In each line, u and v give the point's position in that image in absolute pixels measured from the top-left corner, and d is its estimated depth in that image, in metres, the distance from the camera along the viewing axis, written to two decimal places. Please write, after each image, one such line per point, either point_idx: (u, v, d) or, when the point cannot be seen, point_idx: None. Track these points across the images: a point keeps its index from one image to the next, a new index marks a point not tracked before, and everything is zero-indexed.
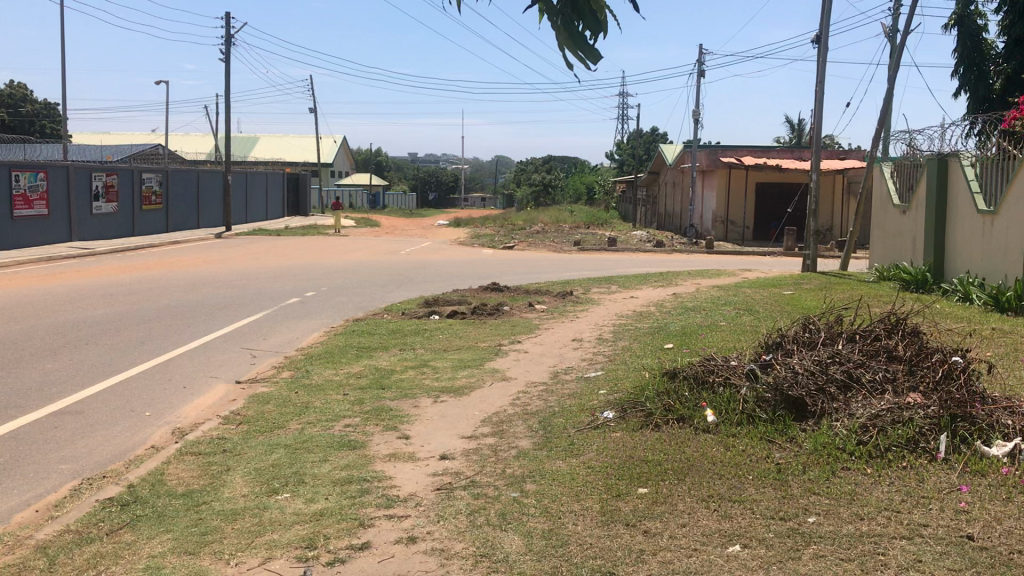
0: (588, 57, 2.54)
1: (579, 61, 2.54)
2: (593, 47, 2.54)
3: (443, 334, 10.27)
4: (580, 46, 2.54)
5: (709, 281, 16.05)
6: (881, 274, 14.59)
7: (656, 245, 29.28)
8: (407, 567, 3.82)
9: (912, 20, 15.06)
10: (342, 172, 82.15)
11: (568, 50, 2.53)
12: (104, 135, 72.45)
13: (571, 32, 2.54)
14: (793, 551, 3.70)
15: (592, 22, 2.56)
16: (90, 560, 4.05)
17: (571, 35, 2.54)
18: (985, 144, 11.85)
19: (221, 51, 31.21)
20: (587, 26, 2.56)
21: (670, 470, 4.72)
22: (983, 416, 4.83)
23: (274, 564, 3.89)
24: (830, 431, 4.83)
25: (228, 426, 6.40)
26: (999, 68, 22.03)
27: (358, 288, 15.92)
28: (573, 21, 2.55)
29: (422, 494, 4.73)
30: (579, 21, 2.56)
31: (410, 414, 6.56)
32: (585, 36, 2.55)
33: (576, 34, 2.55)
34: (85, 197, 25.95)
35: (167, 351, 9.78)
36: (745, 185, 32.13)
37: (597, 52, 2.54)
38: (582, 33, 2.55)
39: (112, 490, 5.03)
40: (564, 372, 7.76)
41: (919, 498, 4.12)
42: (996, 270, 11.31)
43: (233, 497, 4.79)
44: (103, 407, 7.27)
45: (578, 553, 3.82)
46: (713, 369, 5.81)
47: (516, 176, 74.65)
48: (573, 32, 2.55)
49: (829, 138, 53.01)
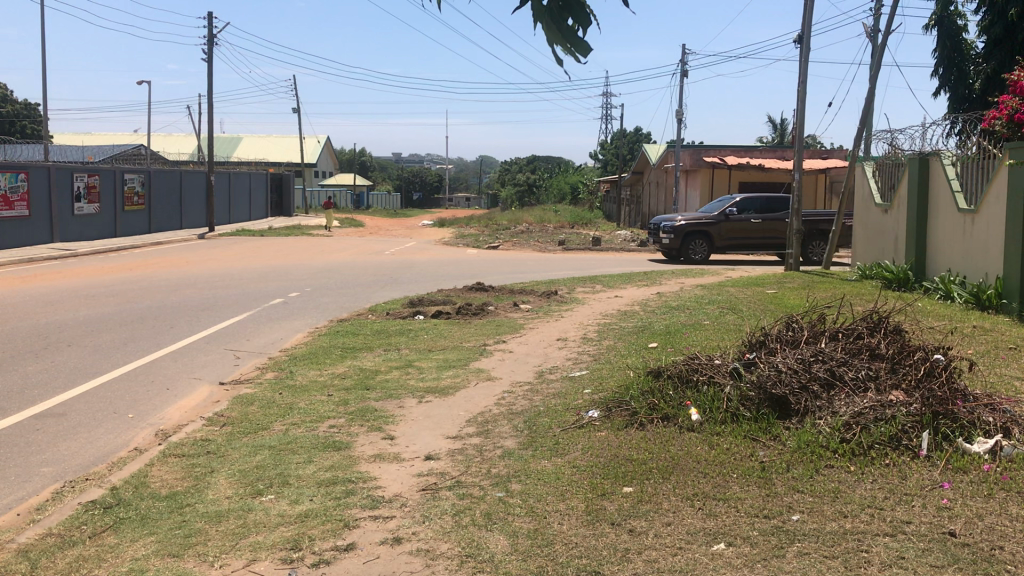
0: (579, 51, 2.52)
1: (571, 56, 2.52)
2: (583, 40, 2.53)
3: (428, 334, 10.25)
4: (570, 43, 2.53)
5: (694, 281, 15.88)
6: (863, 272, 14.54)
7: (640, 245, 29.22)
8: (392, 567, 3.82)
9: (893, 19, 15.03)
10: (326, 172, 81.79)
11: (559, 46, 2.52)
12: (84, 134, 71.60)
13: (561, 28, 2.53)
14: (778, 548, 3.71)
15: (580, 17, 2.54)
16: (73, 563, 4.01)
17: (562, 31, 2.53)
18: (964, 142, 11.83)
19: (205, 52, 31.25)
20: (577, 21, 2.54)
21: (655, 469, 4.72)
22: (964, 413, 4.84)
23: (258, 566, 3.88)
24: (813, 429, 4.85)
25: (211, 427, 6.37)
26: (978, 68, 21.61)
27: (343, 288, 15.87)
28: (562, 16, 2.54)
29: (407, 494, 4.72)
30: (571, 17, 2.54)
31: (394, 414, 6.54)
32: (576, 32, 2.53)
33: (566, 31, 2.54)
34: (66, 197, 25.72)
35: (151, 352, 9.74)
36: (730, 184, 31.67)
37: (586, 44, 2.53)
38: (572, 29, 2.53)
39: (95, 492, 5.00)
40: (547, 373, 7.75)
41: (901, 495, 4.15)
42: (977, 268, 11.36)
43: (217, 499, 4.76)
44: (86, 408, 7.23)
45: (564, 553, 3.82)
46: (698, 368, 5.81)
47: (500, 177, 74.47)
48: (563, 28, 2.53)
49: (812, 138, 53.41)
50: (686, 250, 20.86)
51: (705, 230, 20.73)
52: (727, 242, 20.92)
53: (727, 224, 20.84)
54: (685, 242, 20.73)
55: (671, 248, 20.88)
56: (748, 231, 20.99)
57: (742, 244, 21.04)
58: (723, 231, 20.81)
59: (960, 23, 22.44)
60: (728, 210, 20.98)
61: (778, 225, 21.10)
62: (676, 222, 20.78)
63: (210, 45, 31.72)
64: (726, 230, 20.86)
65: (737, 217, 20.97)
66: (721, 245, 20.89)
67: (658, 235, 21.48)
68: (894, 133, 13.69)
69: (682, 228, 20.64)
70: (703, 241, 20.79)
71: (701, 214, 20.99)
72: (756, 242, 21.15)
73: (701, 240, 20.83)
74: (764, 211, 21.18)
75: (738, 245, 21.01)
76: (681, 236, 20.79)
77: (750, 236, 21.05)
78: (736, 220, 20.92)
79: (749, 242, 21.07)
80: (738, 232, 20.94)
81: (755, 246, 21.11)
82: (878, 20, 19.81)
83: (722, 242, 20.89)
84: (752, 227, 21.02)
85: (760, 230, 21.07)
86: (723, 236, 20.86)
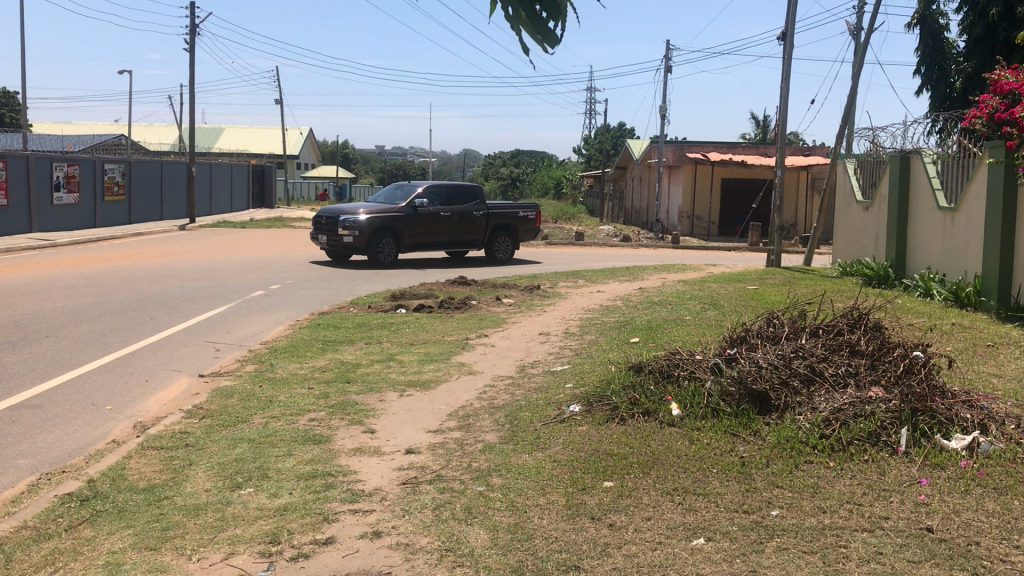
0: (546, 40, 2.48)
1: (537, 43, 2.48)
2: (551, 31, 2.49)
3: (410, 328, 10.21)
4: (537, 29, 2.48)
5: (676, 277, 15.91)
6: (844, 270, 14.64)
7: (622, 238, 29.06)
8: (371, 562, 3.80)
9: (875, 18, 15.13)
10: (308, 165, 81.54)
11: (526, 31, 2.48)
12: (62, 125, 70.68)
13: (532, 15, 2.49)
14: (757, 543, 3.73)
15: (552, 9, 2.51)
16: (47, 557, 3.98)
17: (527, 15, 2.48)
18: (945, 141, 11.93)
19: (186, 43, 31.08)
20: (545, 9, 2.50)
21: (636, 464, 4.73)
22: (942, 409, 4.87)
23: (237, 560, 3.85)
24: (793, 425, 4.88)
25: (191, 420, 6.32)
26: (959, 67, 21.65)
27: (327, 281, 15.79)
28: (532, 6, 2.49)
29: (387, 489, 4.70)
30: (541, 6, 2.50)
31: (375, 408, 6.51)
32: (546, 20, 2.50)
33: (537, 19, 2.49)
34: (44, 187, 25.43)
35: (129, 344, 9.65)
36: (711, 181, 31.80)
37: (556, 38, 2.48)
38: (540, 16, 2.49)
39: (71, 485, 4.96)
40: (529, 367, 7.73)
41: (880, 491, 4.17)
42: (957, 266, 11.42)
43: (196, 492, 4.72)
44: (62, 401, 7.14)
45: (543, 547, 3.82)
46: (679, 364, 5.83)
47: (482, 171, 74.01)
48: (531, 15, 2.49)
49: (794, 136, 53.53)
50: (370, 251, 17.31)
51: (392, 226, 17.41)
52: (414, 240, 17.85)
53: (416, 219, 17.77)
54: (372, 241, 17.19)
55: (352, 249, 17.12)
56: (439, 226, 18.10)
57: (429, 241, 18.05)
58: (411, 227, 17.67)
59: (942, 23, 22.49)
60: (415, 200, 17.79)
61: (468, 217, 18.48)
62: (359, 217, 17.07)
63: (192, 36, 31.44)
64: (414, 226, 17.76)
65: (426, 209, 17.92)
66: (409, 244, 17.76)
67: (328, 232, 17.44)
68: (876, 131, 13.80)
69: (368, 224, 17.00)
70: (390, 239, 17.42)
71: (384, 205, 17.54)
72: (445, 238, 18.28)
73: (388, 238, 17.40)
74: (452, 202, 18.41)
75: (427, 243, 18.02)
76: (367, 234, 17.20)
77: (439, 233, 18.14)
78: (425, 213, 17.87)
79: (439, 239, 18.16)
80: (426, 227, 17.93)
81: (442, 243, 18.25)
82: (861, 18, 19.83)
83: (409, 239, 17.74)
84: (440, 221, 18.10)
85: (449, 224, 18.25)
86: (411, 232, 17.72)
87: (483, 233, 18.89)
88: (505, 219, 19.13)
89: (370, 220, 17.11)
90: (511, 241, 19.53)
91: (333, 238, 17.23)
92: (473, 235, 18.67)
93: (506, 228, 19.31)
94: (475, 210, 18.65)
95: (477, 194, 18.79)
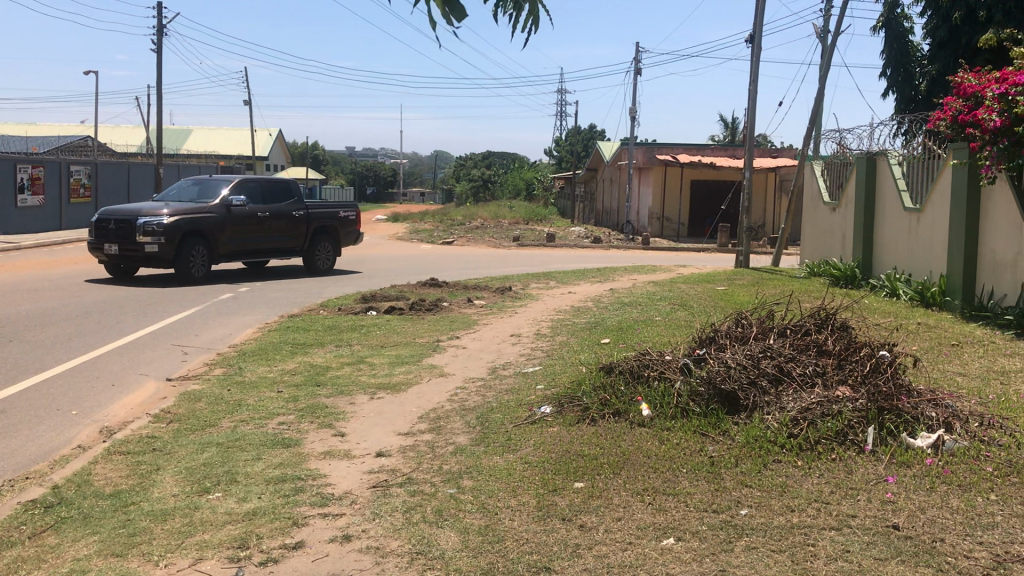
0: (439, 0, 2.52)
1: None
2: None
3: (381, 330, 10.19)
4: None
5: (646, 277, 15.99)
6: (813, 270, 14.77)
7: (594, 240, 29.16)
8: (341, 566, 3.78)
9: (841, 19, 15.27)
10: (278, 167, 80.94)
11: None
12: (25, 126, 69.61)
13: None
14: (726, 542, 3.75)
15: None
16: (11, 564, 3.92)
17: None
18: (909, 142, 12.04)
19: (153, 43, 30.73)
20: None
21: (606, 465, 4.74)
22: (908, 408, 4.94)
23: (205, 565, 3.82)
24: (762, 425, 4.92)
25: (159, 424, 6.26)
26: (923, 69, 21.85)
27: (298, 283, 15.68)
28: None
29: (357, 492, 4.67)
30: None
31: (346, 411, 6.48)
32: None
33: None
34: (7, 187, 25.01)
35: (94, 348, 9.51)
36: (681, 182, 31.93)
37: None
38: None
39: (35, 491, 4.88)
40: (500, 368, 7.74)
41: (847, 490, 4.21)
42: (922, 266, 11.57)
43: (163, 498, 4.67)
44: (26, 406, 7.02)
45: (514, 549, 3.82)
46: (649, 364, 5.86)
47: (453, 172, 73.80)
48: None
49: (763, 138, 53.88)
50: (179, 260, 14.86)
51: (202, 229, 15.02)
52: (229, 246, 15.63)
53: (230, 220, 15.55)
54: (181, 248, 14.78)
55: (159, 259, 14.56)
56: (255, 229, 16.02)
57: (244, 247, 15.93)
58: (226, 231, 15.44)
59: (907, 26, 22.71)
60: (227, 199, 15.55)
61: (289, 218, 16.65)
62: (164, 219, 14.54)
63: (159, 36, 31.08)
64: (227, 229, 15.51)
65: (240, 209, 15.72)
66: (222, 250, 15.51)
67: (121, 240, 14.63)
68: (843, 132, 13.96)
69: (178, 226, 14.55)
70: (202, 245, 15.09)
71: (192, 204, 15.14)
72: (261, 243, 16.20)
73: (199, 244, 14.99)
74: (267, 201, 16.42)
75: (242, 249, 15.88)
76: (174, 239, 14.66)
77: (255, 236, 16.03)
78: (239, 213, 15.69)
79: (255, 245, 16.09)
80: (241, 230, 15.76)
81: (260, 249, 16.21)
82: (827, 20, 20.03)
83: (223, 246, 15.46)
84: (258, 223, 16.09)
85: (267, 227, 16.26)
86: (225, 238, 15.47)
87: (305, 238, 17.08)
88: (326, 221, 17.51)
89: (177, 223, 14.63)
90: (329, 246, 17.91)
91: (129, 247, 14.46)
92: (294, 240, 16.84)
93: (325, 230, 17.67)
94: (293, 210, 16.81)
95: (293, 192, 16.97)
